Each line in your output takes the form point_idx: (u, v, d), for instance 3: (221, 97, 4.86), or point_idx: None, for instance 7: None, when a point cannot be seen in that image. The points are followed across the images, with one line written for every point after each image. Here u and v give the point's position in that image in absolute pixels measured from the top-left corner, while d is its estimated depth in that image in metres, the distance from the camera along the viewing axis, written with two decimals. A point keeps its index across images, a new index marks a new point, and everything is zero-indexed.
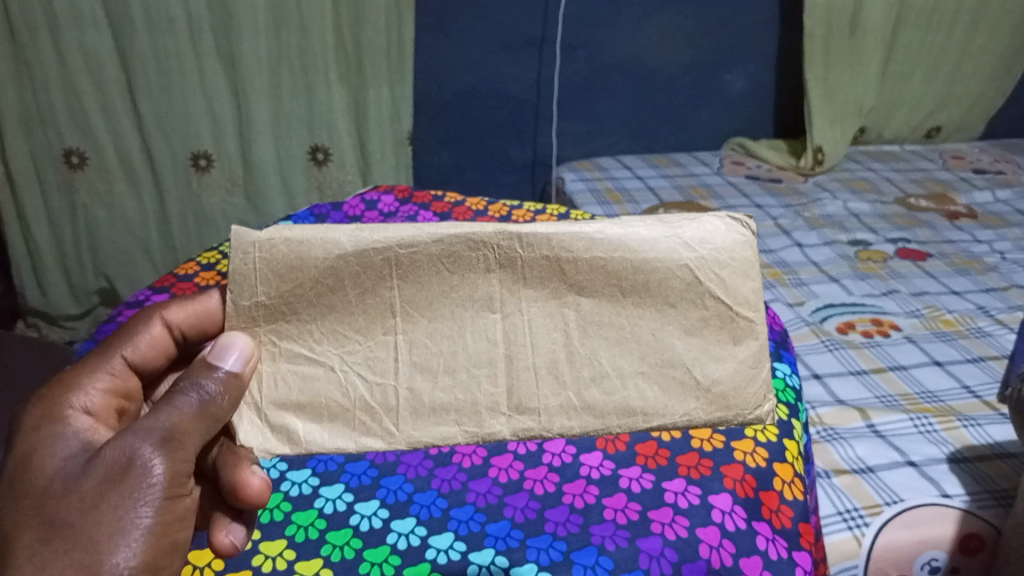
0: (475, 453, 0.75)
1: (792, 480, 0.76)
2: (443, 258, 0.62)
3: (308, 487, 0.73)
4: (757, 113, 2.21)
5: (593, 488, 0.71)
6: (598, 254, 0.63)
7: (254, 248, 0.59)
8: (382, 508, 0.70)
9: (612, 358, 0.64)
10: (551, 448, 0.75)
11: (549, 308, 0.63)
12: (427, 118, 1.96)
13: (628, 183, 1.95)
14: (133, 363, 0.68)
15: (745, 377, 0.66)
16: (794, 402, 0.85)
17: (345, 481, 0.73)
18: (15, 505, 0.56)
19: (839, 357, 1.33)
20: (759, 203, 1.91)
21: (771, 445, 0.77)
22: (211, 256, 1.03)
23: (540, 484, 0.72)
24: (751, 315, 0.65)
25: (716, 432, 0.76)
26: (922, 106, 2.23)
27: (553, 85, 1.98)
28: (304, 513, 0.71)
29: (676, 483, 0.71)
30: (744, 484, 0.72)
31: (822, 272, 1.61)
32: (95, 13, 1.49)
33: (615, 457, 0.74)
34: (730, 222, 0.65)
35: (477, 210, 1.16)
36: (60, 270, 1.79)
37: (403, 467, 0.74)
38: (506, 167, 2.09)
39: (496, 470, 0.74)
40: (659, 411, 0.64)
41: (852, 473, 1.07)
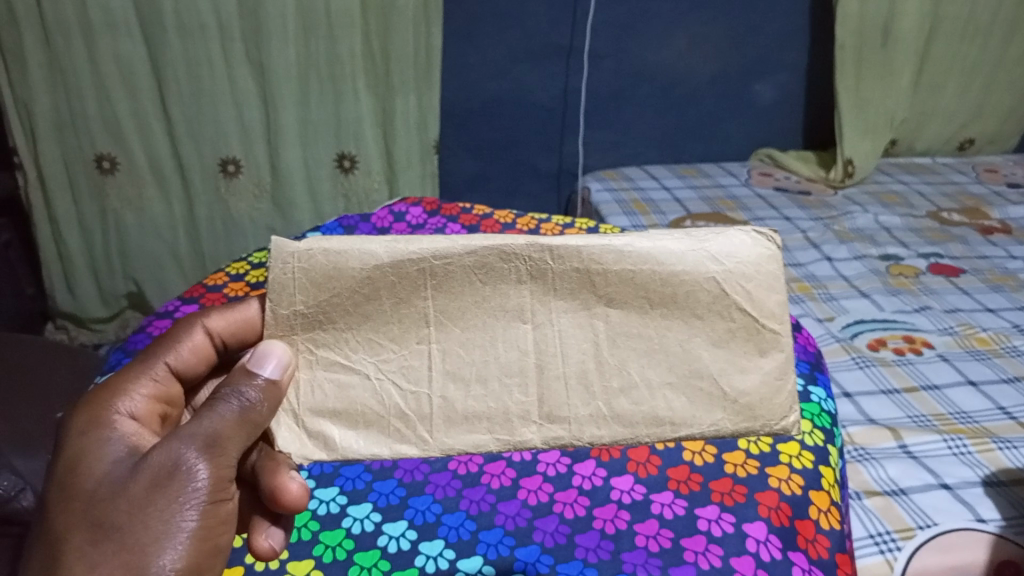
0: (504, 474, 0.75)
1: (829, 508, 0.73)
2: (476, 269, 0.62)
3: (336, 505, 0.73)
4: (786, 124, 2.19)
5: (624, 514, 0.71)
6: (628, 267, 0.62)
7: (292, 258, 0.59)
8: (410, 529, 0.71)
9: (641, 369, 0.63)
10: (581, 470, 0.75)
11: (579, 319, 0.63)
12: (453, 127, 1.97)
13: (655, 194, 1.95)
14: (176, 369, 0.69)
15: (772, 388, 0.65)
16: (830, 427, 0.83)
17: (373, 500, 0.73)
18: (65, 507, 0.57)
19: (870, 374, 1.31)
20: (787, 215, 1.89)
21: (806, 472, 0.75)
22: (240, 266, 1.04)
23: (571, 507, 0.72)
24: (777, 327, 0.64)
25: (751, 457, 0.75)
26: (955, 117, 2.19)
27: (581, 94, 1.98)
28: (332, 532, 0.71)
29: (710, 510, 0.70)
30: (780, 513, 0.71)
31: (852, 287, 1.59)
32: (129, 19, 1.52)
33: (646, 482, 0.74)
34: (756, 236, 0.64)
35: (505, 222, 1.17)
36: (90, 273, 1.83)
37: (431, 487, 0.74)
38: (531, 176, 2.09)
39: (526, 492, 0.73)
40: (686, 421, 0.64)
41: (884, 495, 1.05)
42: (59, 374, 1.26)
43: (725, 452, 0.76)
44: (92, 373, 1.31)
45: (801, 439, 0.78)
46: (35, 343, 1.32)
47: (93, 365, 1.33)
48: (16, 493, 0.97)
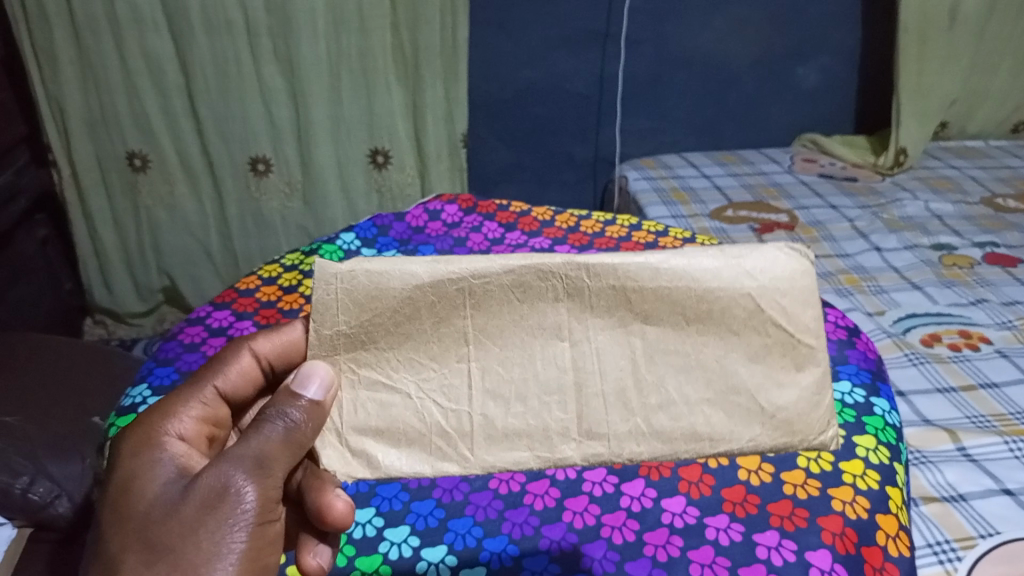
0: (548, 494, 0.73)
1: (898, 534, 0.68)
2: (514, 288, 0.59)
3: (372, 528, 0.71)
4: (831, 108, 2.10)
5: (677, 539, 0.67)
6: (663, 283, 0.59)
7: (335, 279, 0.57)
8: (450, 554, 0.68)
9: (679, 385, 0.59)
10: (629, 490, 0.72)
11: (616, 336, 0.59)
12: (486, 116, 1.94)
13: (694, 182, 1.88)
14: (223, 392, 0.68)
15: (809, 403, 0.60)
16: (896, 443, 0.76)
17: (411, 522, 0.71)
18: (118, 529, 0.56)
19: (924, 372, 1.24)
20: (833, 204, 1.81)
21: (873, 494, 0.69)
22: (272, 269, 1.01)
23: (619, 532, 0.68)
24: (814, 342, 0.60)
25: (812, 476, 0.71)
26: (1010, 100, 2.07)
27: (617, 81, 1.92)
28: (369, 558, 0.68)
29: (769, 536, 0.66)
30: (845, 540, 0.66)
31: (903, 279, 1.52)
32: (155, 16, 1.51)
33: (699, 504, 0.70)
34: (790, 250, 0.61)
35: (544, 220, 1.12)
36: (125, 269, 1.85)
37: (471, 509, 0.72)
38: (566, 165, 2.04)
39: (571, 514, 0.70)
40: (726, 436, 0.59)
41: (942, 501, 0.99)
42: (90, 370, 1.26)
43: (783, 472, 0.72)
44: (122, 376, 1.30)
45: (864, 456, 0.73)
46: (68, 345, 1.30)
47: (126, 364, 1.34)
48: (51, 500, 1.02)
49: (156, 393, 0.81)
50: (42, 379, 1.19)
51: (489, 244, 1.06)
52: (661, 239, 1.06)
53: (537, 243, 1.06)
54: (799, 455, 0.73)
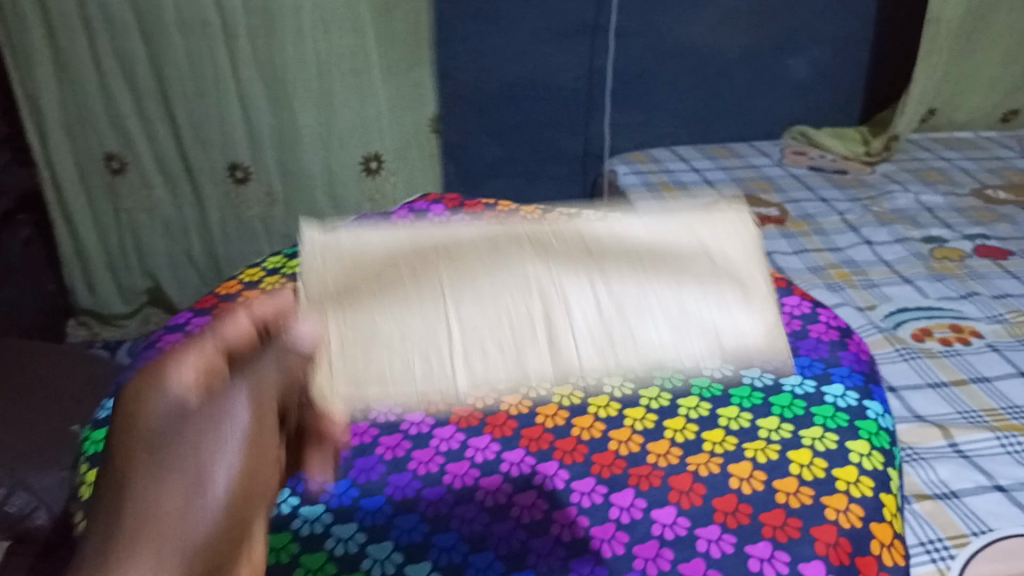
0: (535, 504, 0.63)
1: (893, 542, 0.60)
2: (483, 248, 0.63)
3: (320, 525, 0.62)
4: (821, 101, 2.08)
5: (667, 552, 0.58)
6: (609, 235, 0.64)
7: (325, 245, 0.62)
8: (398, 550, 0.60)
9: (640, 315, 0.59)
10: (619, 501, 0.62)
11: (574, 280, 0.61)
12: (476, 111, 1.90)
13: (684, 176, 1.87)
14: None
15: (761, 324, 0.60)
16: (890, 448, 0.69)
17: (360, 518, 0.63)
18: None
19: (915, 367, 1.23)
20: (824, 197, 1.80)
21: (868, 501, 0.62)
22: (253, 273, 0.96)
23: (609, 545, 0.59)
24: (755, 273, 0.62)
25: (804, 484, 0.62)
26: (997, 88, 2.07)
27: (606, 74, 1.90)
28: (314, 556, 0.60)
29: (761, 547, 0.57)
30: (840, 552, 0.58)
31: (894, 273, 1.50)
32: (126, 17, 1.48)
33: (690, 514, 0.61)
34: (724, 209, 0.66)
35: None
36: (108, 271, 1.81)
37: (424, 504, 0.63)
38: (556, 160, 2.01)
39: (560, 525, 0.61)
40: (687, 352, 0.57)
41: (934, 499, 0.98)
42: (72, 380, 1.23)
43: (776, 479, 0.63)
44: (103, 382, 1.27)
45: (857, 462, 0.65)
46: (49, 350, 1.27)
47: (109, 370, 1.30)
48: (29, 512, 1.00)
49: None
50: (23, 387, 1.16)
51: None
52: None
53: None
54: (792, 460, 0.65)
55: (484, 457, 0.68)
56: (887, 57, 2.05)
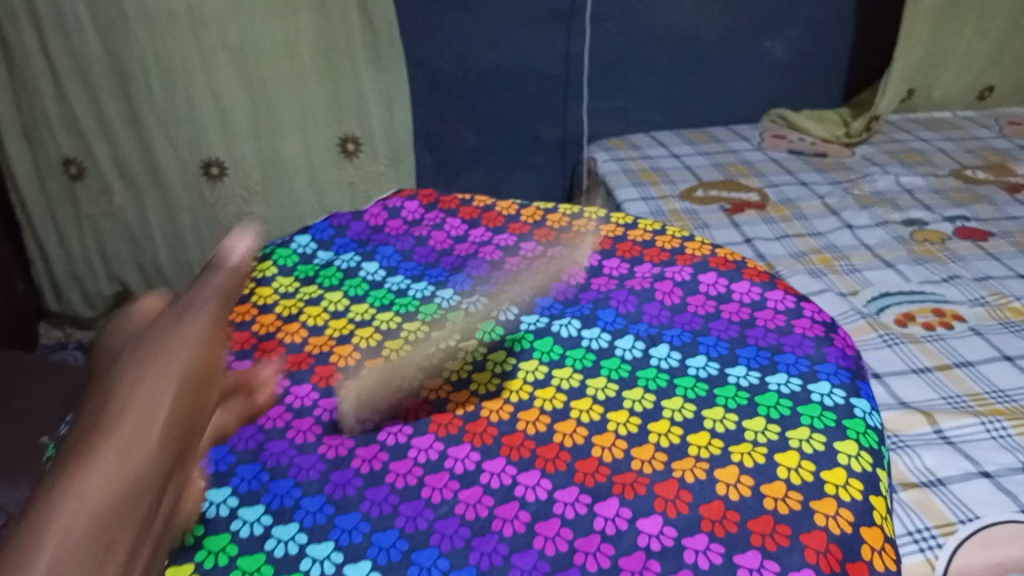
0: (482, 501, 0.62)
1: (885, 547, 0.58)
2: None
3: (260, 527, 0.61)
4: (802, 81, 2.00)
5: (654, 564, 0.56)
6: None
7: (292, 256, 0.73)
8: (337, 550, 0.58)
9: None
10: (602, 511, 0.60)
11: None
12: (451, 99, 1.79)
13: (663, 162, 1.79)
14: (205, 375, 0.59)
15: None
16: (879, 447, 0.68)
17: (299, 519, 0.61)
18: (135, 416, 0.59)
19: (899, 353, 1.22)
20: (804, 181, 1.76)
21: (857, 504, 0.60)
22: None
23: (593, 558, 0.56)
24: None
25: (792, 489, 0.61)
26: (972, 67, 2.03)
27: (584, 59, 1.79)
28: (250, 557, 0.58)
29: (750, 557, 0.56)
30: (831, 558, 0.56)
31: (875, 257, 1.48)
32: (78, 13, 1.39)
33: (677, 523, 0.59)
34: None
35: (509, 214, 1.02)
36: (72, 279, 1.72)
37: (365, 504, 0.62)
38: (534, 147, 1.89)
39: (543, 539, 0.58)
40: None
41: (921, 487, 0.97)
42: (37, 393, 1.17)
43: (763, 484, 0.61)
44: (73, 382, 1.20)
45: (846, 464, 0.63)
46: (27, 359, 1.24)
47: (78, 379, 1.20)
48: None
49: None
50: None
51: (451, 242, 0.97)
52: (631, 233, 0.98)
53: (502, 240, 0.97)
54: (779, 464, 0.63)
55: (464, 468, 0.65)
56: (873, 35, 1.97)
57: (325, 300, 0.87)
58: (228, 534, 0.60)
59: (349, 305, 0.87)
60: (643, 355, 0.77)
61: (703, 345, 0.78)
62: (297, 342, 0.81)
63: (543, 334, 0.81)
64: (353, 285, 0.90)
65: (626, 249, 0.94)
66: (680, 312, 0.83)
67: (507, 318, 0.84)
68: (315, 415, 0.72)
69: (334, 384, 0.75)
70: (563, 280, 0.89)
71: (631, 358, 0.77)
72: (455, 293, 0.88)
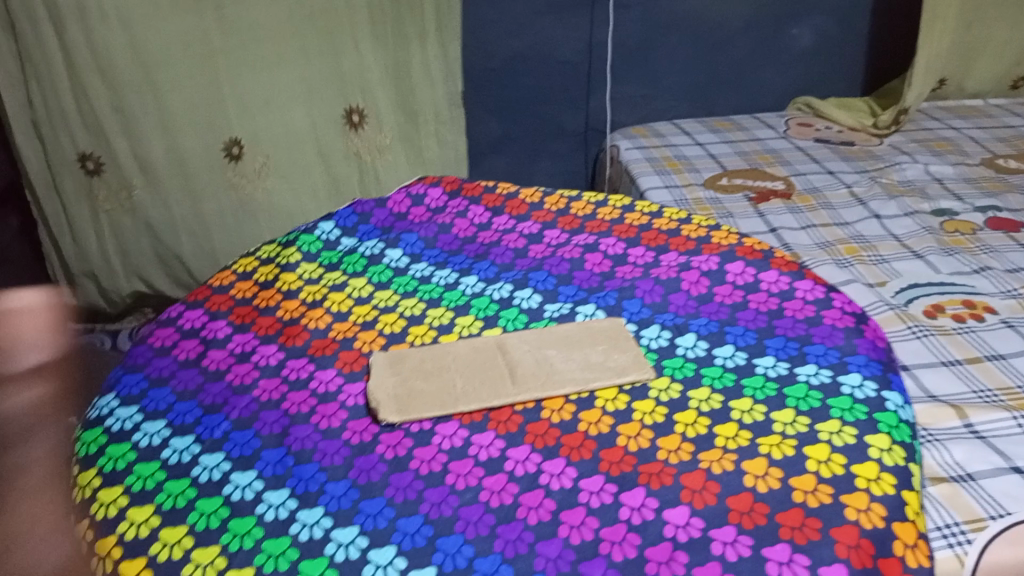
0: (506, 489, 0.61)
1: (917, 543, 0.57)
2: None
3: (285, 510, 0.61)
4: (836, 65, 1.88)
5: (680, 555, 0.55)
6: None
7: None
8: (361, 535, 0.58)
9: None
10: (628, 500, 0.60)
11: None
12: (474, 87, 1.70)
13: (687, 151, 1.73)
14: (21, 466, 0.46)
15: None
16: (911, 442, 0.66)
17: (324, 504, 0.61)
18: None
19: (929, 344, 1.15)
20: (831, 169, 1.67)
21: (889, 499, 0.59)
22: (247, 263, 0.92)
23: (618, 547, 0.56)
24: None
25: (822, 481, 0.60)
26: (1007, 54, 1.89)
27: (608, 47, 1.71)
28: (275, 541, 0.58)
29: (779, 550, 0.55)
30: (862, 553, 0.55)
31: (903, 246, 1.40)
32: None
33: (704, 514, 0.58)
34: None
35: (533, 202, 1.01)
36: None
37: (390, 490, 0.62)
38: (556, 136, 1.80)
39: (568, 528, 0.58)
40: None
41: (949, 481, 0.93)
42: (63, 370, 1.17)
43: (792, 477, 0.60)
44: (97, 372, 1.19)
45: (877, 458, 0.62)
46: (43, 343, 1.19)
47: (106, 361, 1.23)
48: None
49: (122, 404, 0.73)
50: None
51: (474, 230, 0.97)
52: (657, 221, 0.96)
53: (525, 228, 0.96)
54: (808, 456, 0.62)
55: (489, 455, 0.65)
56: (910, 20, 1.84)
57: (348, 286, 0.87)
58: (254, 518, 0.60)
59: (374, 291, 0.87)
60: (669, 344, 0.76)
61: (729, 334, 0.77)
62: (321, 328, 0.81)
63: (564, 320, 0.81)
64: (376, 271, 0.90)
65: (651, 237, 0.93)
66: (707, 301, 0.82)
67: (531, 305, 0.83)
68: (340, 400, 0.71)
69: (359, 368, 0.75)
70: (587, 268, 0.88)
71: (657, 347, 0.76)
72: (480, 280, 0.88)
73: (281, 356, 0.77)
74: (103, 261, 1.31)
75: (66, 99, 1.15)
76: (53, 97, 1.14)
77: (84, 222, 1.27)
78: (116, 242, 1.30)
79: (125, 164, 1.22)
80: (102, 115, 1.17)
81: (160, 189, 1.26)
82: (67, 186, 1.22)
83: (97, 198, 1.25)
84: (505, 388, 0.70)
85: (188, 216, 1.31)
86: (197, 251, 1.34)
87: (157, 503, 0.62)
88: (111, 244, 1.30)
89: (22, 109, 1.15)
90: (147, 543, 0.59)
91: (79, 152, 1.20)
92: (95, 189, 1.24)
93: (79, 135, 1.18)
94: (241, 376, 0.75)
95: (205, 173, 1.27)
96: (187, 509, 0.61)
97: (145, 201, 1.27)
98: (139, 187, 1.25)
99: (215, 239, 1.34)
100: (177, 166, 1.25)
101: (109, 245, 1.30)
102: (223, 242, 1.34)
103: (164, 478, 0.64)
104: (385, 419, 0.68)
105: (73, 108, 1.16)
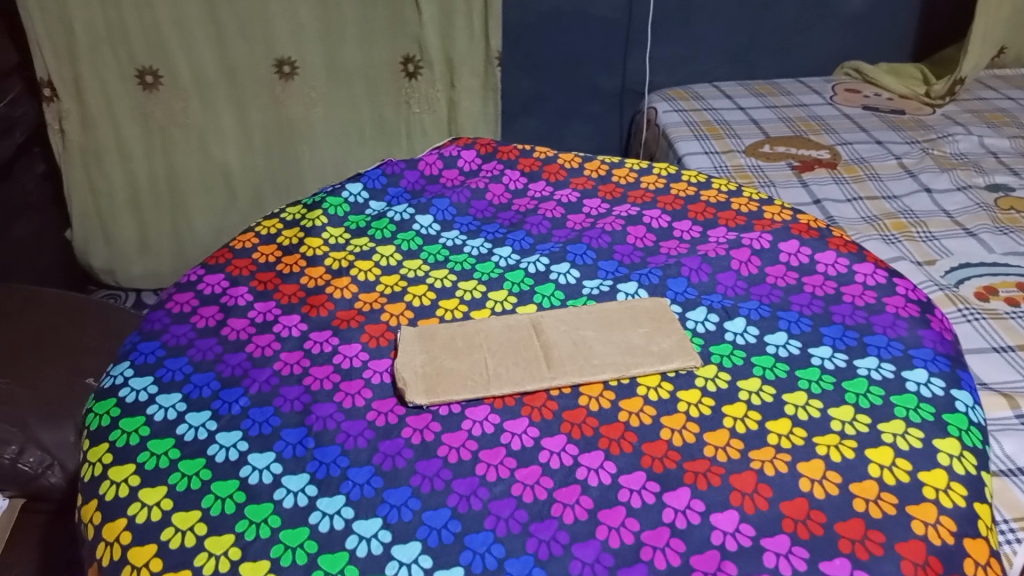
0: (539, 484, 0.57)
1: (988, 561, 0.53)
2: None
3: (304, 497, 0.58)
4: (890, 27, 1.75)
5: (729, 565, 0.51)
6: None
7: None
8: (384, 529, 0.55)
9: None
10: (673, 502, 0.55)
11: None
12: (505, 43, 1.60)
13: (730, 115, 1.63)
14: None
15: None
16: (981, 447, 0.61)
17: (346, 491, 0.58)
18: None
19: (979, 329, 1.04)
20: (879, 139, 1.56)
21: (958, 511, 0.54)
22: (270, 225, 0.88)
23: (662, 554, 0.52)
24: None
25: (886, 489, 0.55)
26: None
27: (649, 4, 1.59)
28: (293, 531, 0.55)
29: (838, 565, 0.51)
30: (929, 572, 0.51)
31: (955, 224, 1.30)
32: None
33: (755, 521, 0.54)
34: None
35: (572, 167, 0.96)
36: None
37: (416, 479, 0.58)
38: (590, 96, 1.69)
39: (607, 530, 0.54)
40: None
41: (999, 475, 0.81)
42: (79, 328, 1.15)
43: (852, 483, 0.56)
44: (116, 334, 1.18)
45: (947, 466, 0.57)
46: (56, 297, 1.20)
47: (123, 321, 1.21)
48: (43, 470, 0.95)
49: (137, 373, 0.70)
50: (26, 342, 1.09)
51: (509, 196, 0.91)
52: (703, 193, 0.90)
53: (563, 196, 0.91)
54: (870, 460, 0.58)
55: (521, 444, 0.61)
56: None
57: (376, 254, 0.83)
58: (271, 504, 0.57)
59: (402, 260, 0.82)
60: (716, 329, 0.71)
61: (783, 320, 0.72)
62: (346, 298, 0.77)
63: (602, 299, 0.76)
64: (405, 239, 0.85)
65: (698, 211, 0.87)
66: (757, 283, 0.76)
67: (568, 281, 0.78)
68: (365, 377, 0.68)
69: (385, 343, 0.71)
70: (629, 243, 0.83)
71: (703, 331, 0.71)
72: (514, 252, 0.83)
73: (304, 327, 0.74)
74: (151, 181, 1.38)
75: (129, 15, 1.21)
76: (117, 14, 1.20)
77: (135, 143, 1.33)
78: (164, 160, 1.36)
79: (181, 80, 1.28)
80: (161, 29, 1.22)
81: (211, 101, 1.31)
82: (123, 105, 1.29)
83: (152, 114, 1.31)
84: (540, 371, 0.66)
85: (235, 129, 1.35)
86: (241, 158, 1.38)
87: (171, 484, 0.59)
88: (159, 161, 1.36)
89: (88, 32, 1.21)
90: (160, 527, 0.56)
91: (135, 69, 1.26)
92: (149, 107, 1.30)
93: (138, 49, 1.24)
94: (262, 347, 0.71)
95: (252, 82, 1.30)
96: (202, 492, 0.58)
97: (197, 112, 1.32)
98: (193, 99, 1.30)
99: (258, 156, 1.39)
100: (226, 78, 1.30)
101: (158, 165, 1.36)
102: (266, 163, 1.39)
103: (178, 457, 0.61)
104: (413, 400, 0.64)
105: (134, 23, 1.21)
